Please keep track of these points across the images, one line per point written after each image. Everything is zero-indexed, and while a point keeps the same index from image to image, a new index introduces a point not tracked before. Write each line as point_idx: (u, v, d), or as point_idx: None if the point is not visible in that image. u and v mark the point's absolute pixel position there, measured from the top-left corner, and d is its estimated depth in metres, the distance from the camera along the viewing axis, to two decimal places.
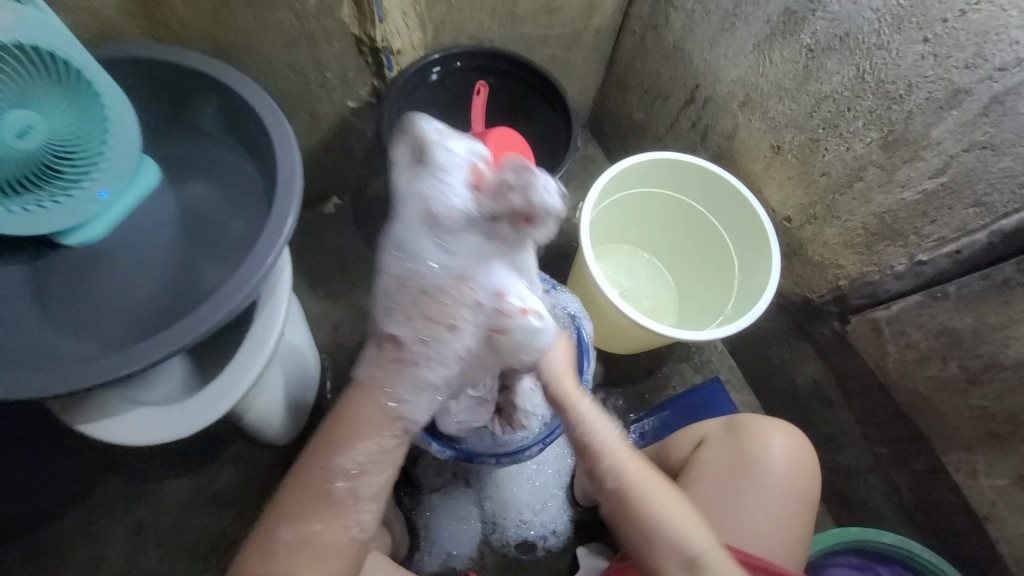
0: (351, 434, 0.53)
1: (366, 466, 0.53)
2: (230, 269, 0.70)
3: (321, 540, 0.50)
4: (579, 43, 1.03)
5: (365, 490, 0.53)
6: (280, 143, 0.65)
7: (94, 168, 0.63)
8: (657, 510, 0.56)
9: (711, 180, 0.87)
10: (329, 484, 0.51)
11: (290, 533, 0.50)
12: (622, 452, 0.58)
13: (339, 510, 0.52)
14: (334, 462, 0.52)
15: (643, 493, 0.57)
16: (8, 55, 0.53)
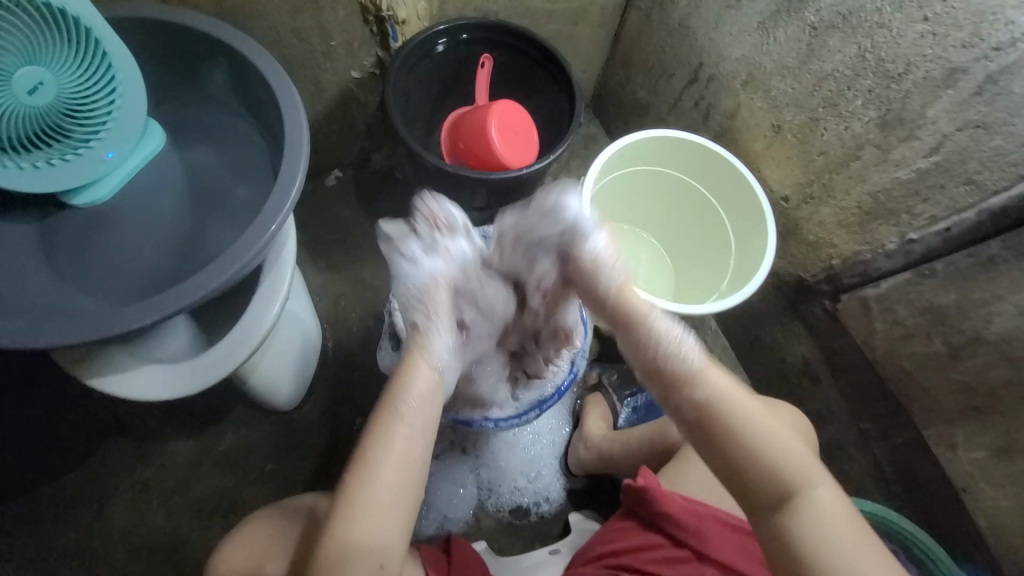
0: (414, 371, 0.57)
1: (426, 393, 0.57)
2: (237, 234, 0.71)
3: (397, 459, 0.54)
4: (585, 18, 1.03)
5: (416, 422, 0.56)
6: (288, 107, 0.65)
7: (101, 128, 0.64)
8: (754, 427, 0.51)
9: (712, 159, 0.88)
10: (396, 410, 0.56)
11: (373, 455, 0.54)
12: (709, 370, 0.53)
13: (409, 435, 0.55)
14: (400, 400, 0.56)
15: (741, 421, 0.51)
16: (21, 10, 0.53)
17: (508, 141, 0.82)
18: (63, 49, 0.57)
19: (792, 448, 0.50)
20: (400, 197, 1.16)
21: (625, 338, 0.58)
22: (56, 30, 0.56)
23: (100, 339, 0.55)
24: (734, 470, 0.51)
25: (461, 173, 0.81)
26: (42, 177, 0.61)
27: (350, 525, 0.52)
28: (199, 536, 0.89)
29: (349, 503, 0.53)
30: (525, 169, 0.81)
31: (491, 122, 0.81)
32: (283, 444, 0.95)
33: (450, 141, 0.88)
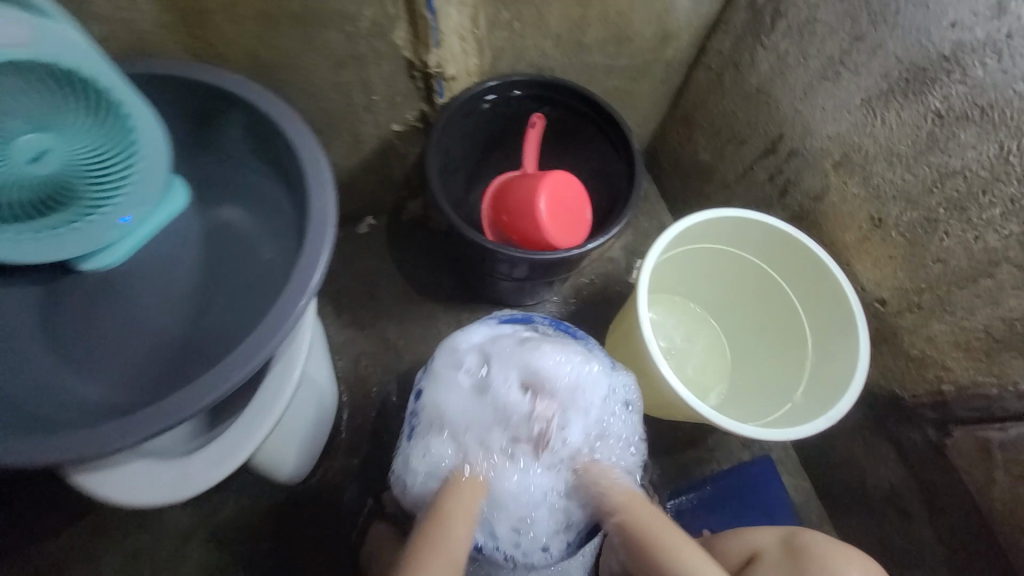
0: (464, 487, 0.65)
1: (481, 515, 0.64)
2: (253, 311, 0.64)
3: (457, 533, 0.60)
4: (647, 75, 0.94)
5: (458, 533, 0.60)
6: (316, 187, 0.58)
7: (118, 192, 0.58)
8: (655, 551, 0.61)
9: (790, 245, 0.76)
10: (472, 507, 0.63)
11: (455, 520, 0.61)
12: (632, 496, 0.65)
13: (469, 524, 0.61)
14: (443, 514, 0.61)
15: (653, 543, 0.61)
16: (29, 76, 0.46)
17: (556, 216, 0.72)
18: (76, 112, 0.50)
19: (688, 564, 0.59)
20: (433, 249, 1.08)
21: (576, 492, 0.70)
22: (66, 93, 0.49)
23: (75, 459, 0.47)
24: None
25: (504, 250, 0.72)
26: (51, 243, 0.56)
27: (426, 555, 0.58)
28: None
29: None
30: (574, 251, 0.71)
31: (540, 195, 0.72)
32: (285, 521, 0.87)
33: (492, 210, 0.79)
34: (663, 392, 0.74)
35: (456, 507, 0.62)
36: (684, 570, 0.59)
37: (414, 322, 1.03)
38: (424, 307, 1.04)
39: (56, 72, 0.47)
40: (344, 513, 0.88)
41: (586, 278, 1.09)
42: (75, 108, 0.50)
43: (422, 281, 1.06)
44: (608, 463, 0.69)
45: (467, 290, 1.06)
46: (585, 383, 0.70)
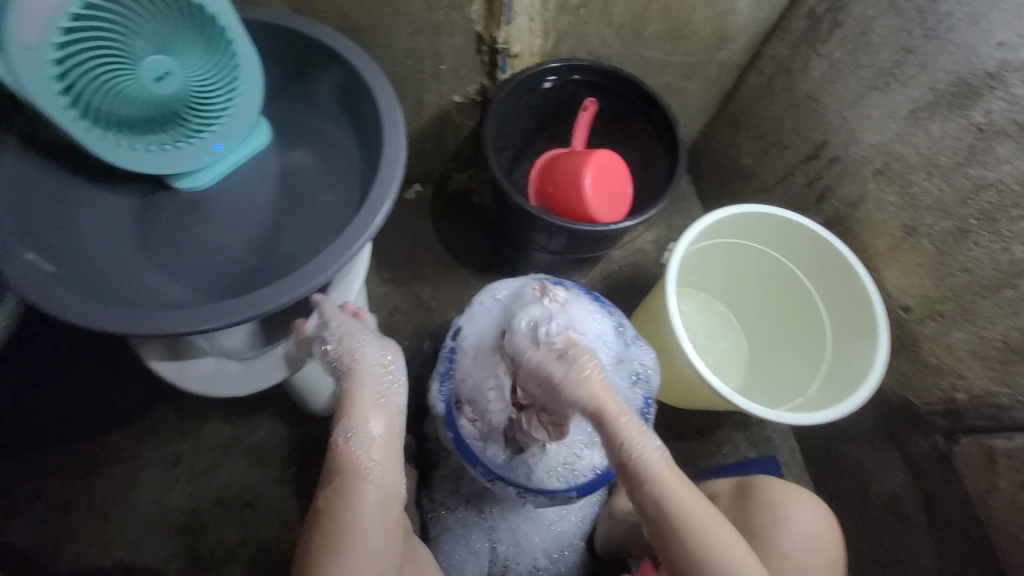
0: (346, 412, 0.63)
1: (361, 431, 0.63)
2: (316, 242, 0.71)
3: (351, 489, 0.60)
4: (700, 74, 0.97)
5: (380, 428, 0.64)
6: (390, 138, 0.64)
7: (216, 120, 0.65)
8: (686, 515, 0.56)
9: (819, 247, 0.79)
10: (344, 448, 0.62)
11: (341, 491, 0.60)
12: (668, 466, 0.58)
13: (355, 466, 0.61)
14: (343, 436, 0.63)
15: (681, 510, 0.56)
16: (164, 3, 0.54)
17: (601, 192, 0.77)
18: (194, 41, 0.58)
19: (714, 531, 0.56)
20: (473, 221, 1.15)
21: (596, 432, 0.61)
22: (191, 24, 0.57)
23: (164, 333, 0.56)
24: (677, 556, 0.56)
25: (548, 217, 0.78)
26: (156, 161, 0.62)
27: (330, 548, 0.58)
28: (216, 521, 0.90)
29: (349, 499, 0.60)
30: (612, 226, 0.76)
31: (586, 170, 0.76)
32: (312, 449, 0.94)
33: (539, 182, 0.84)
34: (679, 372, 0.74)
35: (365, 411, 0.64)
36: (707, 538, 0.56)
37: (448, 286, 1.10)
38: (459, 274, 1.11)
39: (188, 5, 0.55)
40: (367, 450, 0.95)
41: (614, 266, 1.13)
42: (193, 37, 0.58)
43: (459, 249, 1.12)
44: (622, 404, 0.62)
45: (501, 263, 1.11)
46: (596, 331, 0.72)
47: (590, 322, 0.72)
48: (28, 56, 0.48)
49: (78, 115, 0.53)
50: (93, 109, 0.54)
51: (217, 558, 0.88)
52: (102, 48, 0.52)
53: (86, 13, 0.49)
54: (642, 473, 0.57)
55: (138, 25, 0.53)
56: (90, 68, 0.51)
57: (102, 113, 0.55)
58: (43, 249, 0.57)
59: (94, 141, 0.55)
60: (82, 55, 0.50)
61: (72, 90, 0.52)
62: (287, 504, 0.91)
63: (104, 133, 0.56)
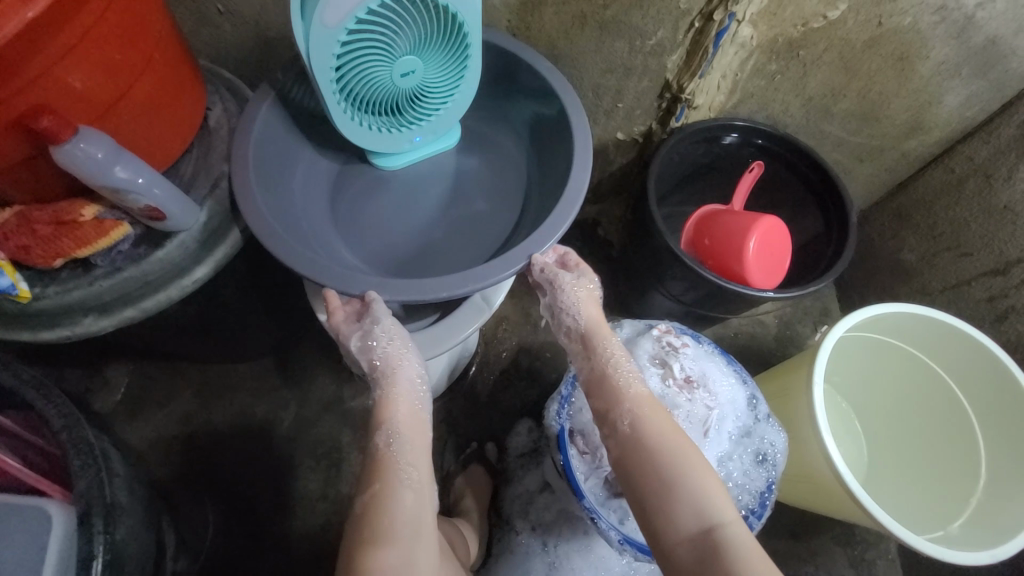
0: (386, 409, 0.63)
1: (400, 431, 0.62)
2: (476, 243, 0.75)
3: (387, 490, 0.58)
4: (876, 158, 0.93)
5: (410, 429, 0.63)
6: (579, 163, 0.68)
7: (428, 117, 0.72)
8: (714, 527, 0.49)
9: (995, 372, 0.72)
10: (383, 448, 0.61)
11: (381, 494, 0.57)
12: (640, 406, 0.58)
13: (393, 467, 0.59)
14: (384, 435, 0.61)
15: (711, 524, 0.50)
16: (436, 15, 0.61)
17: (761, 256, 0.75)
18: (442, 51, 0.65)
19: (742, 546, 0.48)
20: (595, 253, 1.16)
21: (626, 452, 0.56)
22: (446, 36, 0.63)
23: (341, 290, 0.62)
24: None
25: (700, 270, 0.77)
26: (371, 140, 0.70)
27: (366, 552, 0.54)
28: (305, 474, 0.96)
29: (383, 504, 0.57)
30: (767, 293, 0.74)
31: (753, 233, 0.75)
32: None
33: (693, 231, 0.84)
34: (805, 462, 0.70)
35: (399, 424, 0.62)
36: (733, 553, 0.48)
37: None
38: None
39: (450, 21, 0.62)
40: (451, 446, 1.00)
41: (729, 331, 1.08)
42: (443, 49, 0.65)
43: None
44: (643, 404, 0.58)
45: (613, 299, 1.12)
46: (720, 395, 0.70)
47: (719, 385, 0.71)
48: (326, 35, 0.56)
49: (336, 90, 0.61)
50: (347, 87, 0.62)
51: (300, 507, 0.94)
52: (378, 40, 0.59)
53: (378, 10, 0.56)
54: (609, 408, 0.59)
55: (408, 27, 0.60)
56: (361, 54, 0.59)
57: (351, 91, 0.63)
58: (268, 194, 0.66)
59: (336, 112, 0.63)
60: (361, 42, 0.58)
61: (342, 68, 0.59)
62: None
63: (345, 108, 0.64)
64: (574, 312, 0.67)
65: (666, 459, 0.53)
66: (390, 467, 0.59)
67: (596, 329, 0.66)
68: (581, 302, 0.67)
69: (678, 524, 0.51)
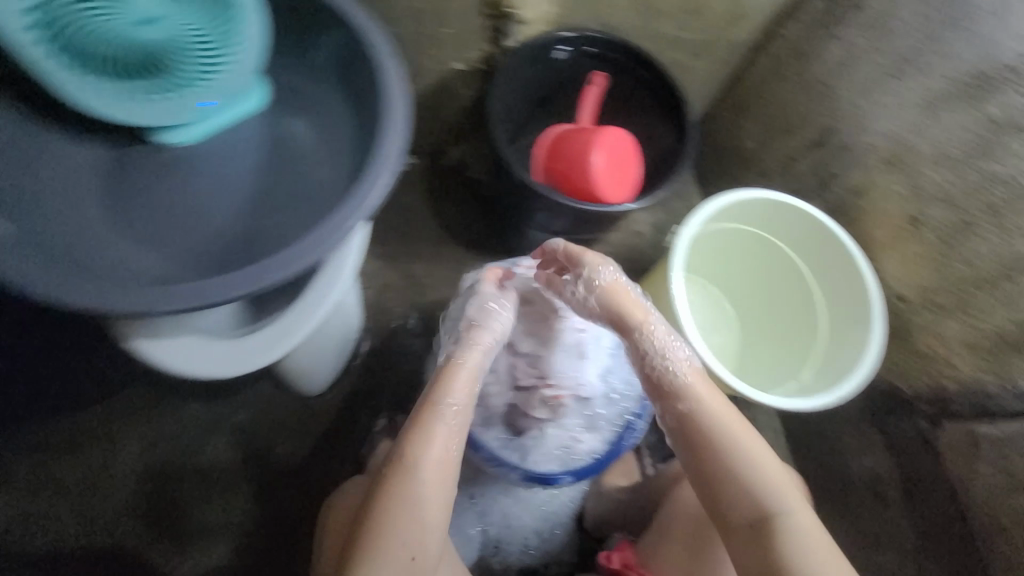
0: (454, 379, 0.61)
1: (464, 405, 0.61)
2: (304, 216, 0.65)
3: (437, 461, 0.58)
4: (709, 52, 0.94)
5: (466, 402, 0.61)
6: (390, 119, 0.60)
7: (205, 75, 0.59)
8: (759, 489, 0.58)
9: (821, 234, 0.80)
10: (438, 413, 0.60)
11: (425, 460, 0.58)
12: (704, 410, 0.61)
13: (446, 434, 0.59)
14: (441, 400, 0.60)
15: (777, 497, 0.57)
16: None
17: (608, 170, 0.75)
18: None
19: (797, 518, 0.57)
20: (469, 198, 1.11)
21: (708, 448, 0.60)
22: None
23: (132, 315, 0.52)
24: (752, 543, 0.57)
25: (552, 195, 0.75)
26: (142, 109, 0.59)
27: (391, 517, 0.55)
28: (199, 504, 0.88)
29: (407, 473, 0.57)
30: (620, 207, 0.74)
31: (596, 148, 0.75)
32: (299, 429, 0.93)
33: (545, 155, 0.79)
34: None
35: (421, 463, 0.57)
36: (785, 521, 0.56)
37: (442, 265, 1.07)
38: (453, 252, 1.08)
39: None
40: (358, 429, 0.95)
41: (611, 248, 1.10)
42: None
43: (454, 228, 1.09)
44: (704, 383, 0.63)
45: (495, 242, 1.08)
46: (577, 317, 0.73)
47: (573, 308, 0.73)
48: None
49: (38, 40, 0.51)
50: (65, 42, 0.52)
51: (201, 541, 0.86)
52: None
53: None
54: (687, 408, 0.62)
55: None
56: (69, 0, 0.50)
57: (77, 49, 0.53)
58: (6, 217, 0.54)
59: (65, 74, 0.54)
60: None
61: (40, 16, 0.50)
62: (277, 483, 0.90)
63: (76, 69, 0.54)
64: (589, 302, 0.67)
65: (744, 466, 0.59)
66: (445, 432, 0.59)
67: (628, 297, 0.66)
68: (608, 287, 0.66)
69: (740, 505, 0.58)
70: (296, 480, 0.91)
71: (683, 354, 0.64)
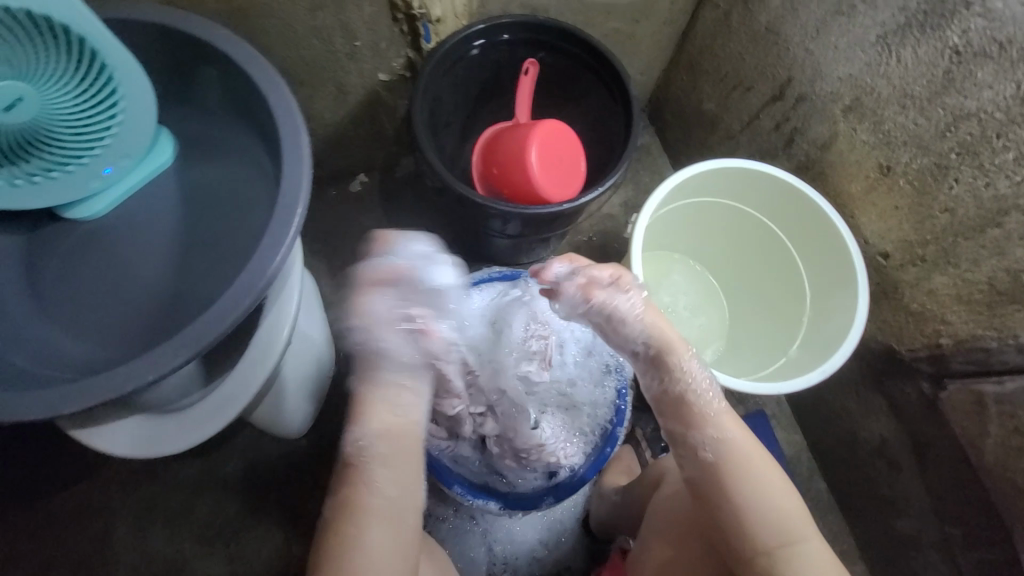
0: (364, 410, 0.57)
1: (376, 434, 0.56)
2: (231, 265, 0.61)
3: (360, 503, 0.54)
4: (649, 15, 0.87)
5: (384, 425, 0.56)
6: (290, 153, 0.55)
7: (97, 145, 0.57)
8: (773, 515, 0.55)
9: (791, 196, 0.74)
10: (354, 456, 0.56)
11: (349, 503, 0.54)
12: (731, 447, 0.58)
13: (367, 473, 0.55)
14: (354, 441, 0.56)
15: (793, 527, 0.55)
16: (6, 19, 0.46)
17: (548, 168, 0.72)
18: (56, 57, 0.50)
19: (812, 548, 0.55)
20: (428, 207, 1.06)
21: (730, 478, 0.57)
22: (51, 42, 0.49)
23: (66, 412, 0.50)
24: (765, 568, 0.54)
25: (494, 204, 0.72)
26: (36, 193, 0.56)
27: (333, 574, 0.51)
28: (204, 558, 0.89)
29: (340, 521, 0.53)
30: (566, 205, 0.70)
31: (532, 144, 0.71)
32: (290, 472, 0.92)
33: (484, 164, 0.78)
34: None
35: (358, 471, 0.55)
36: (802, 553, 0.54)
37: None
38: None
39: (39, 20, 0.47)
40: None
41: (583, 236, 1.04)
42: (56, 52, 0.49)
43: None
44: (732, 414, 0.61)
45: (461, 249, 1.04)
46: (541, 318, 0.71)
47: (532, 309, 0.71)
48: None
49: None
50: None
51: None
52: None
53: None
54: (699, 439, 0.59)
55: None
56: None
57: None
58: None
59: None
60: None
61: None
62: (278, 530, 0.90)
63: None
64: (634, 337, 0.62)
65: (766, 503, 0.55)
66: (377, 471, 0.55)
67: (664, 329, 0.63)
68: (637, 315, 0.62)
69: (756, 539, 0.55)
70: (295, 523, 0.90)
71: (713, 385, 0.62)
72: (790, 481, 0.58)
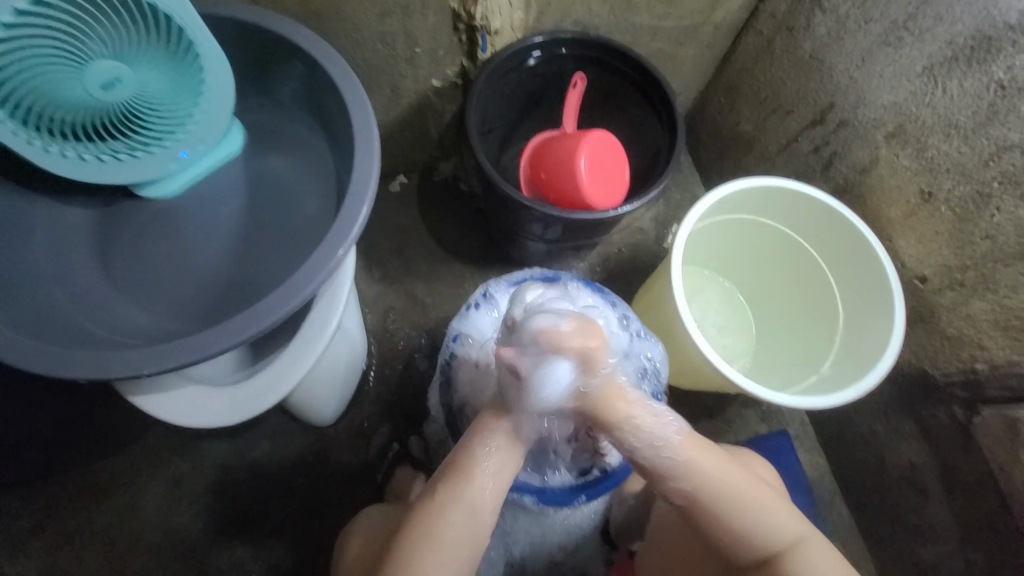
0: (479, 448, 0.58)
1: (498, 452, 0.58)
2: (292, 252, 0.64)
3: (461, 520, 0.56)
4: (694, 38, 0.90)
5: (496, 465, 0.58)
6: (363, 150, 0.59)
7: (179, 128, 0.60)
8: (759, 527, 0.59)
9: (830, 219, 0.76)
10: (472, 475, 0.57)
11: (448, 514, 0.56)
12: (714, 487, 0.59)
13: (474, 496, 0.57)
14: (476, 463, 0.57)
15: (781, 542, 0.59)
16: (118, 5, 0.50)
17: (596, 177, 0.74)
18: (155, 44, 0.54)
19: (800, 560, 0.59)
20: (464, 211, 1.09)
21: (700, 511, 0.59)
22: (153, 29, 0.53)
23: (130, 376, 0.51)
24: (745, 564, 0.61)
25: (541, 207, 0.74)
26: (119, 171, 0.59)
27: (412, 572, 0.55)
28: (226, 538, 0.90)
29: (434, 531, 0.55)
30: (610, 213, 0.73)
31: (580, 154, 0.74)
32: (315, 459, 0.94)
33: (531, 169, 0.82)
34: (689, 357, 0.75)
35: (461, 498, 0.56)
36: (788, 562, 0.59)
37: (442, 282, 1.05)
38: (453, 268, 1.06)
39: (146, 9, 0.51)
40: (372, 456, 0.95)
41: (613, 248, 1.06)
42: (156, 38, 0.54)
43: (453, 244, 1.08)
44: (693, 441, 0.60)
45: (494, 253, 1.07)
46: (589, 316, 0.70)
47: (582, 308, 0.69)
48: None
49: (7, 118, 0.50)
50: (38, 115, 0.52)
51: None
52: (45, 54, 0.49)
53: (29, 8, 0.47)
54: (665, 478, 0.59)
55: (93, 26, 0.50)
56: (24, 65, 0.48)
57: (50, 119, 0.53)
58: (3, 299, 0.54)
59: (39, 147, 0.53)
60: (22, 53, 0.48)
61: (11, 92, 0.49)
62: (301, 516, 0.92)
63: (31, 135, 0.53)
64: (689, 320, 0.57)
65: (755, 525, 0.59)
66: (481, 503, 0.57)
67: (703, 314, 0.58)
68: None
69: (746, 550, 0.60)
70: (316, 510, 0.92)
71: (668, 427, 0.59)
72: (782, 504, 0.61)
